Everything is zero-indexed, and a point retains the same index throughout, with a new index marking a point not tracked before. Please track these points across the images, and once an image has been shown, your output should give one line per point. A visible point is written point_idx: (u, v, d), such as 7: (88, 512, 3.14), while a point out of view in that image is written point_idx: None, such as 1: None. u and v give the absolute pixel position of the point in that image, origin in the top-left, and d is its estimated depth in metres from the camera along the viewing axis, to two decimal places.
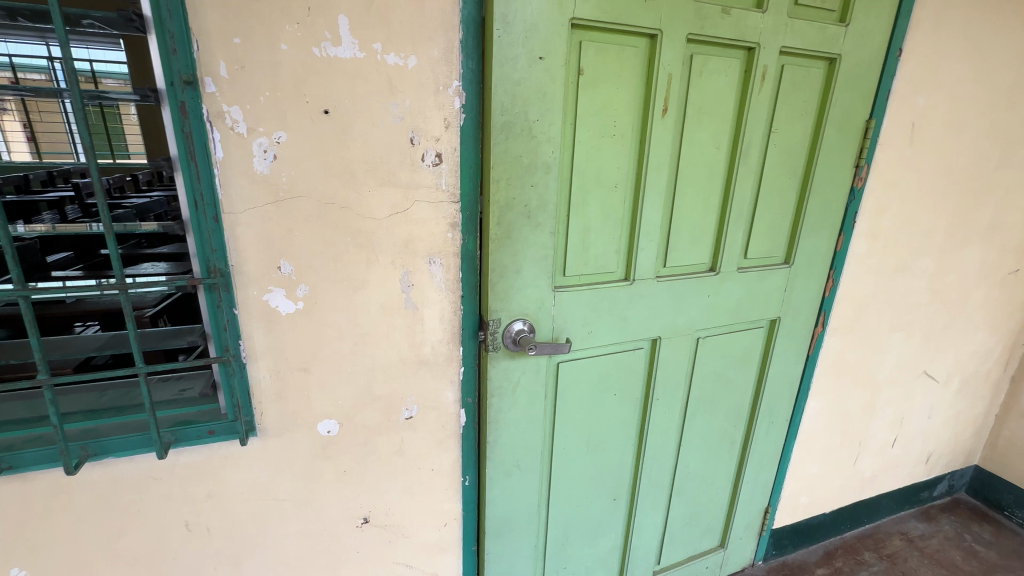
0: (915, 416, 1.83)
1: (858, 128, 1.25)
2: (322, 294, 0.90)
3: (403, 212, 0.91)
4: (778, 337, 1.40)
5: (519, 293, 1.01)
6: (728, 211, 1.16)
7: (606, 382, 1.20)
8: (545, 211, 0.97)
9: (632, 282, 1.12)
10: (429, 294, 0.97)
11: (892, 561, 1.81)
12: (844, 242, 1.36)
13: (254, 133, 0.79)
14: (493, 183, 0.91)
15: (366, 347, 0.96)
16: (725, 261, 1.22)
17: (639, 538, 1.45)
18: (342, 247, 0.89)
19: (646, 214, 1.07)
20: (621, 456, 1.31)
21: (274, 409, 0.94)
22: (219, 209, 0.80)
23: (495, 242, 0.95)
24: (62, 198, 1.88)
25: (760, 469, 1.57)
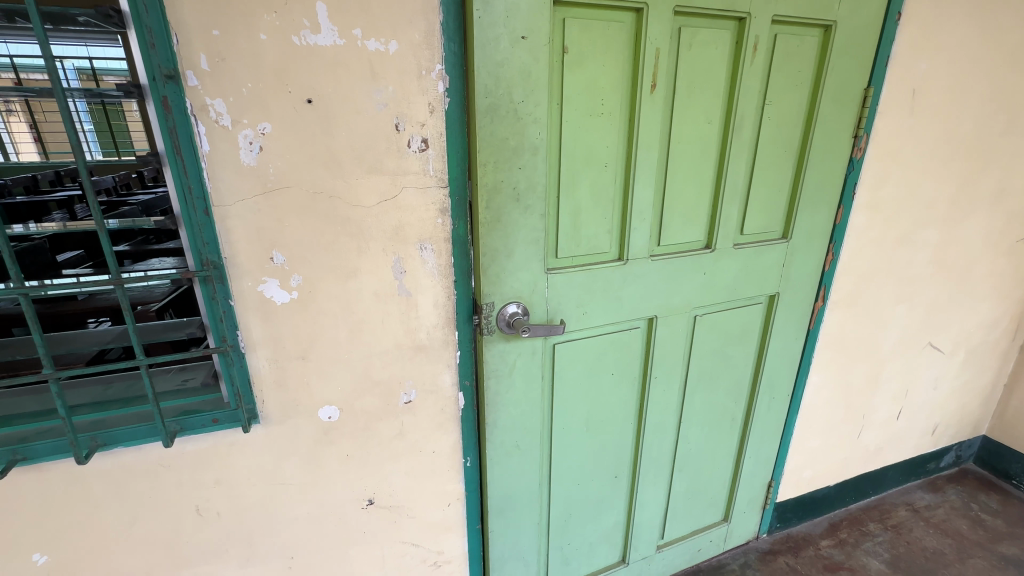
0: (921, 388, 1.82)
1: (856, 97, 1.22)
2: (316, 283, 0.92)
3: (392, 199, 0.91)
4: (777, 312, 1.39)
5: (512, 276, 1.01)
6: (722, 187, 1.15)
7: (604, 361, 1.21)
8: (534, 193, 0.97)
9: (626, 262, 1.11)
10: (421, 280, 0.98)
11: (897, 532, 1.83)
12: (843, 215, 1.34)
13: (238, 125, 0.79)
14: (480, 167, 0.91)
15: (362, 334, 0.98)
16: (721, 237, 1.21)
17: (642, 514, 1.47)
18: (332, 236, 0.90)
19: (638, 194, 1.06)
20: (621, 434, 1.33)
21: (275, 397, 0.96)
22: (209, 202, 0.81)
23: (485, 226, 0.96)
24: (70, 197, 1.91)
25: (763, 443, 1.58)
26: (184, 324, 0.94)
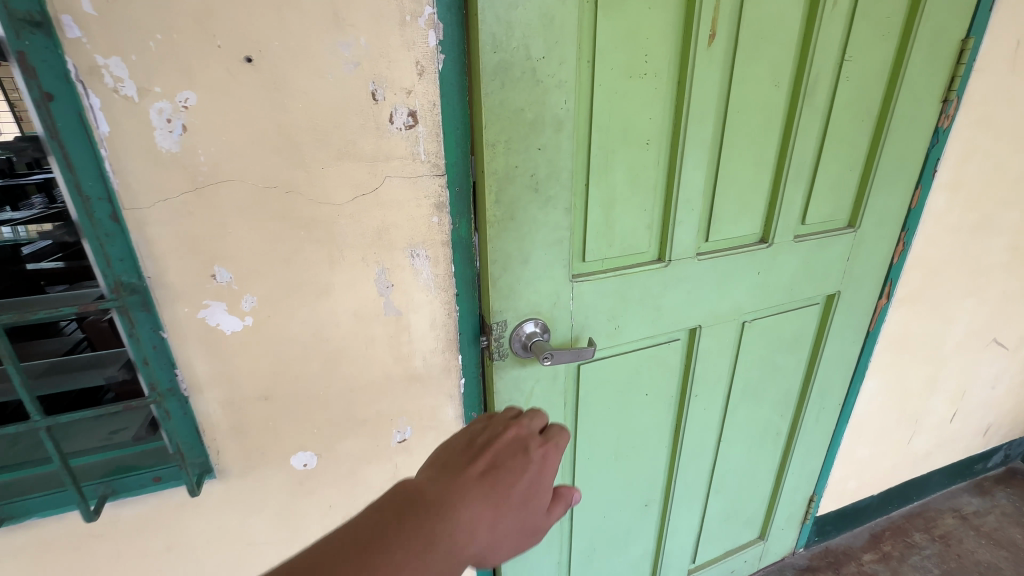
0: (979, 388, 1.63)
1: (950, 51, 0.98)
2: (275, 305, 0.71)
3: (371, 193, 0.69)
4: (836, 313, 1.18)
5: (528, 287, 0.80)
6: (787, 167, 0.92)
7: (637, 381, 1.01)
8: (557, 181, 0.74)
9: (667, 263, 0.90)
10: (414, 295, 0.77)
11: (947, 543, 1.67)
12: (921, 197, 1.12)
13: (149, 96, 0.57)
14: (487, 148, 0.69)
15: (341, 364, 0.77)
16: (781, 229, 0.99)
17: (673, 542, 1.29)
18: (294, 244, 0.68)
19: (686, 179, 0.84)
20: (653, 459, 1.14)
21: (234, 446, 0.77)
22: (117, 205, 0.59)
23: (495, 225, 0.73)
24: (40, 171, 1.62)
25: (808, 457, 1.40)
26: (103, 363, 0.75)
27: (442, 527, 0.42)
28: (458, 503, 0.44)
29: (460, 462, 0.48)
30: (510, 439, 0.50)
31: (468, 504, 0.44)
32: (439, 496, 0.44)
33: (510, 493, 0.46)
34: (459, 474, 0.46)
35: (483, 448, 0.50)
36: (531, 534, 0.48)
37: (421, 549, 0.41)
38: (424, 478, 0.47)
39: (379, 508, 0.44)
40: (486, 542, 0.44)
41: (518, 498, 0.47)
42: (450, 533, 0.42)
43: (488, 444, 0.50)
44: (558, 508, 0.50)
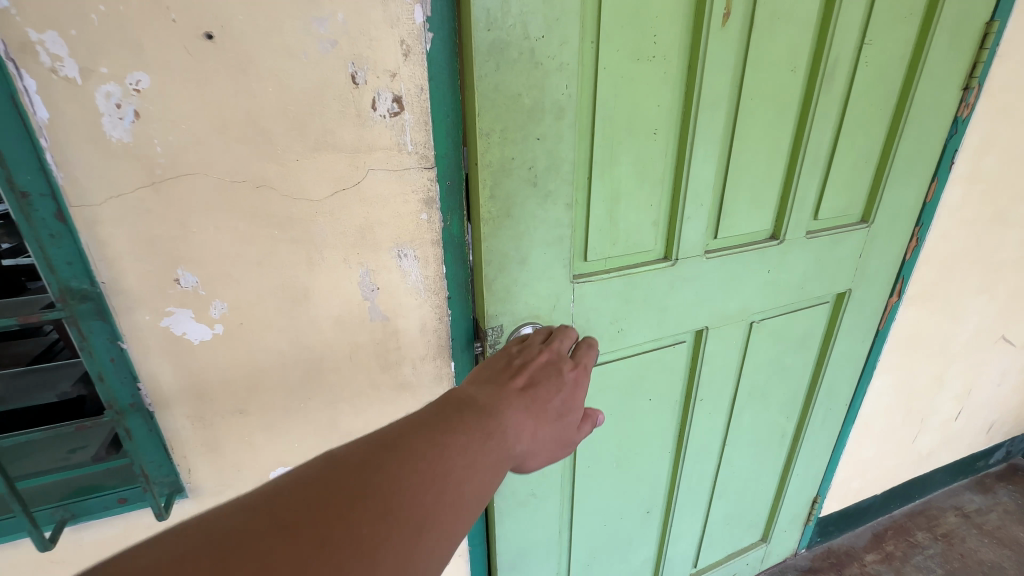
0: (985, 385, 1.59)
1: (973, 35, 0.92)
2: (248, 311, 0.64)
3: (353, 188, 0.62)
4: (847, 312, 1.13)
5: (526, 290, 0.74)
6: (801, 159, 0.87)
7: (640, 385, 0.95)
8: (558, 174, 0.68)
9: (674, 262, 0.84)
10: (402, 299, 0.70)
11: (950, 543, 1.65)
12: (936, 190, 1.06)
13: (94, 78, 0.49)
14: (481, 138, 0.62)
15: (323, 374, 0.71)
16: (793, 225, 0.93)
17: (675, 548, 1.25)
18: (267, 244, 0.62)
19: (696, 171, 0.78)
20: (655, 465, 1.09)
21: (207, 463, 0.71)
22: (62, 202, 0.53)
23: (490, 222, 0.67)
24: None
25: (813, 458, 1.35)
26: (54, 379, 0.77)
27: (503, 423, 0.47)
28: (514, 406, 0.49)
29: (502, 378, 0.53)
30: (546, 361, 0.57)
31: (519, 408, 0.49)
32: (496, 399, 0.49)
33: (553, 403, 0.52)
34: (507, 385, 0.52)
35: (524, 365, 0.56)
36: (562, 443, 0.54)
37: (487, 436, 0.45)
38: (475, 386, 0.51)
39: (439, 405, 0.47)
40: (534, 441, 0.50)
41: (553, 411, 0.53)
42: (509, 428, 0.47)
43: (528, 364, 0.56)
44: (584, 423, 0.58)
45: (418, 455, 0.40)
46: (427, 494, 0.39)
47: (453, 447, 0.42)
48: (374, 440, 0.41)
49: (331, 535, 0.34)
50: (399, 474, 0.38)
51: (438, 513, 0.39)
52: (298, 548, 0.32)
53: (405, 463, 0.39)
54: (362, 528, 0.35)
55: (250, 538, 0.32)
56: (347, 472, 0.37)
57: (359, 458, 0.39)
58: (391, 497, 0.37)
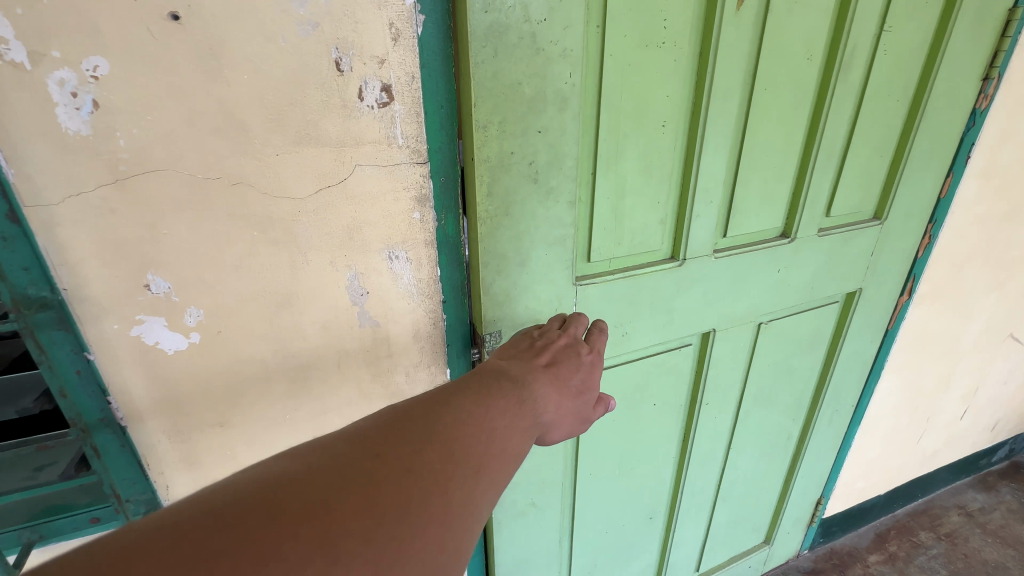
0: (991, 384, 1.56)
1: (995, 22, 0.88)
2: (227, 318, 0.59)
3: (338, 185, 0.58)
4: (857, 312, 1.09)
5: (526, 293, 0.69)
6: (814, 153, 0.82)
7: (644, 390, 0.91)
8: (560, 169, 0.63)
9: (682, 262, 0.80)
10: (393, 304, 0.66)
11: (953, 542, 1.63)
12: (951, 185, 1.02)
13: (45, 64, 0.44)
14: (478, 130, 0.57)
15: (310, 383, 0.67)
16: (804, 222, 0.89)
17: (678, 553, 1.22)
18: (246, 246, 0.57)
19: (706, 166, 0.73)
20: (659, 470, 1.06)
21: (186, 479, 0.66)
22: (15, 202, 0.48)
23: (487, 222, 0.62)
24: None
25: (819, 460, 1.32)
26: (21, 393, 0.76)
27: (534, 392, 0.50)
28: (541, 378, 0.52)
29: (528, 355, 0.56)
30: (566, 342, 0.60)
31: (547, 382, 0.52)
32: (527, 370, 0.52)
33: (575, 379, 0.56)
34: (533, 361, 0.55)
35: (546, 346, 0.59)
36: (582, 418, 0.57)
37: (523, 402, 0.47)
38: (503, 360, 0.54)
39: (477, 373, 0.50)
40: (559, 412, 0.52)
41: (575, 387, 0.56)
42: (539, 397, 0.50)
43: (549, 344, 0.59)
44: (598, 405, 0.60)
45: (468, 409, 0.42)
46: (481, 443, 0.41)
47: (496, 406, 0.45)
48: (426, 398, 0.43)
49: (408, 470, 0.35)
50: (455, 424, 0.40)
51: (492, 460, 0.41)
52: (382, 477, 0.34)
53: (459, 415, 0.41)
54: (432, 466, 0.36)
55: (333, 470, 0.33)
56: (411, 420, 0.39)
57: (419, 408, 0.41)
58: (451, 442, 0.39)
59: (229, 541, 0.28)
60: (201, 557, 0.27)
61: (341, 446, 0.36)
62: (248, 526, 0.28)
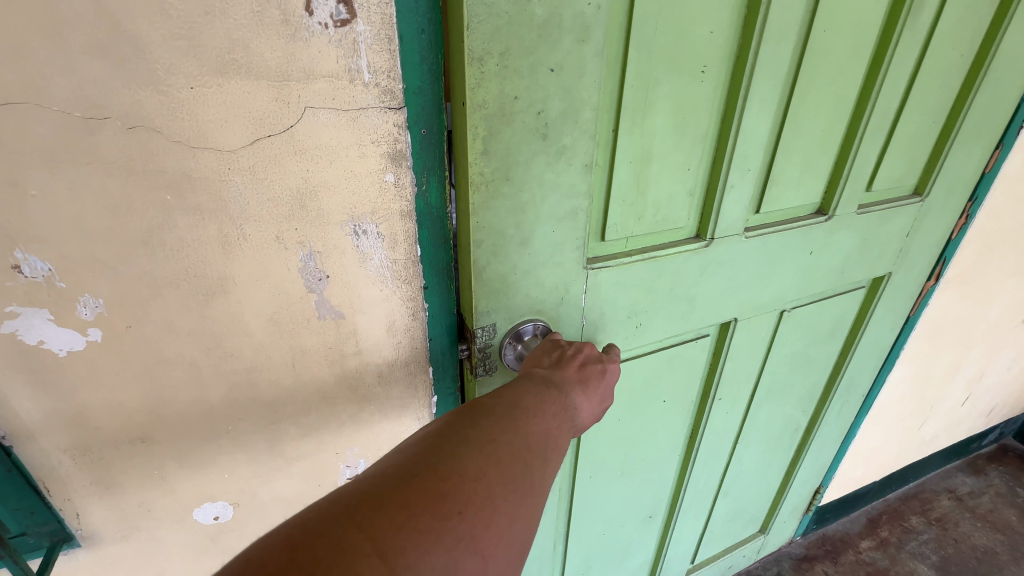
0: (996, 371, 1.51)
1: None
2: (138, 308, 0.45)
3: (282, 135, 0.43)
4: (883, 298, 0.99)
5: (527, 278, 0.56)
6: (867, 116, 0.70)
7: (654, 385, 0.80)
8: (577, 121, 0.49)
9: (708, 242, 0.67)
10: (361, 290, 0.52)
11: (943, 527, 1.61)
12: (998, 159, 0.92)
13: None
14: (472, 63, 0.43)
15: (255, 389, 0.53)
16: (845, 198, 0.77)
17: (674, 549, 1.15)
18: (156, 215, 0.42)
19: (747, 125, 0.60)
20: (663, 468, 0.97)
21: (102, 505, 0.54)
22: None
23: (483, 188, 0.48)
24: None
25: (823, 450, 1.25)
26: None
27: (572, 403, 0.46)
28: (577, 388, 0.47)
29: (565, 358, 0.51)
30: (592, 354, 0.53)
31: (583, 392, 0.48)
32: (564, 378, 0.48)
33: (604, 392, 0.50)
34: (564, 369, 0.49)
35: (579, 347, 0.53)
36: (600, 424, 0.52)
37: (567, 410, 0.44)
38: (536, 368, 0.49)
39: (531, 376, 0.47)
40: (590, 420, 0.48)
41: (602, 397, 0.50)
42: (574, 410, 0.45)
43: (578, 352, 0.53)
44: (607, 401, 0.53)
45: (533, 412, 0.41)
46: (545, 437, 0.40)
47: (549, 411, 0.42)
48: (500, 393, 0.42)
49: (515, 452, 0.37)
50: (531, 420, 0.40)
51: (557, 453, 0.41)
52: (507, 453, 0.36)
53: (531, 411, 0.41)
54: (527, 452, 0.38)
55: (472, 442, 0.35)
56: (502, 410, 0.39)
57: (505, 401, 0.41)
58: (532, 434, 0.39)
59: (442, 485, 0.31)
60: (435, 494, 0.30)
61: (469, 419, 0.37)
62: (446, 479, 0.31)
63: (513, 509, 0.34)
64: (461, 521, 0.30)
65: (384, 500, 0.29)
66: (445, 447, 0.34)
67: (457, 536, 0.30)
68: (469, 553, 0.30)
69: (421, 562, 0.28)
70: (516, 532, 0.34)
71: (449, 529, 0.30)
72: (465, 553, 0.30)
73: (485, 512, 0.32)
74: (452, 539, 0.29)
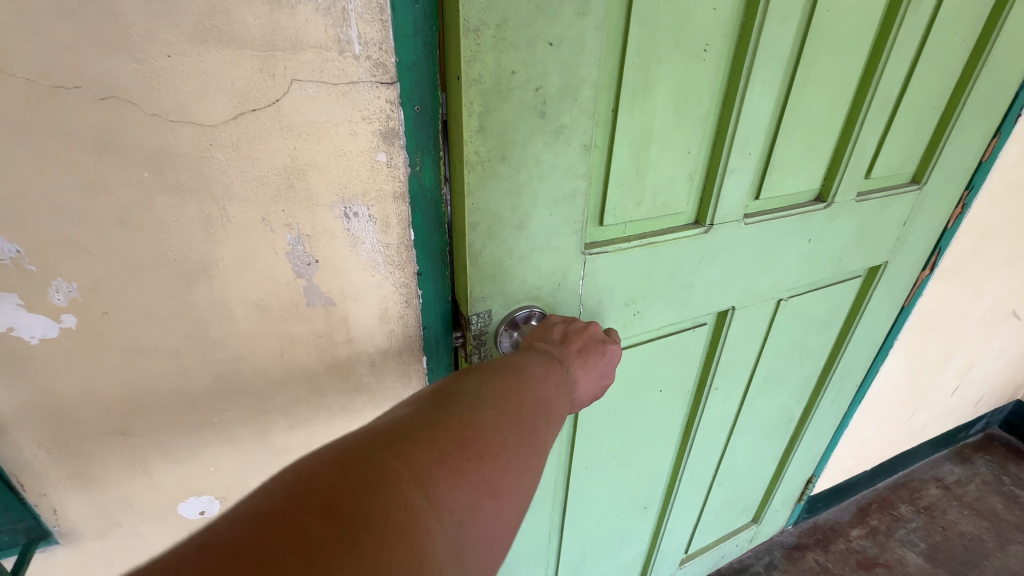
0: (985, 361, 1.53)
1: None
2: (113, 293, 0.43)
3: (267, 109, 0.41)
4: (879, 287, 0.99)
5: (523, 263, 0.54)
6: (868, 100, 0.69)
7: (651, 374, 0.79)
8: (577, 98, 0.48)
9: (708, 229, 0.66)
10: (351, 276, 0.50)
11: (931, 515, 1.63)
12: (994, 148, 0.91)
13: None
14: (468, 34, 0.41)
15: (241, 379, 0.51)
16: (845, 185, 0.76)
17: (669, 539, 1.15)
18: (131, 193, 0.40)
19: (749, 107, 0.59)
20: (659, 458, 0.96)
21: (81, 499, 0.51)
22: None
23: (479, 168, 0.46)
24: None
25: (817, 439, 1.26)
26: None
27: (582, 372, 0.46)
28: (587, 357, 0.48)
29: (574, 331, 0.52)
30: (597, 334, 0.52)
31: (592, 361, 0.48)
32: (569, 350, 0.48)
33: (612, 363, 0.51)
34: (572, 341, 0.50)
35: (581, 324, 0.53)
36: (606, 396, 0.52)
37: (578, 378, 0.45)
38: (537, 342, 0.48)
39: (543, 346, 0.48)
40: (599, 392, 0.49)
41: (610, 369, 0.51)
42: (581, 381, 0.45)
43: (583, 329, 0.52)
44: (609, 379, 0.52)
45: (546, 375, 0.42)
46: (557, 400, 0.41)
47: (560, 376, 0.43)
48: (514, 359, 0.43)
49: (531, 410, 0.38)
50: (544, 383, 0.41)
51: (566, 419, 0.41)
52: (523, 409, 0.37)
53: (544, 374, 0.42)
54: (540, 411, 0.38)
55: (491, 396, 0.36)
56: (517, 372, 0.41)
57: (520, 365, 0.42)
58: (544, 397, 0.40)
59: (466, 429, 0.32)
60: (461, 436, 0.31)
61: (487, 378, 0.39)
62: (469, 424, 0.32)
63: (524, 462, 0.34)
64: (483, 463, 0.31)
65: (413, 436, 0.30)
66: (466, 398, 0.35)
67: (480, 476, 0.31)
68: (491, 494, 0.31)
69: (448, 494, 0.29)
70: (531, 485, 0.34)
71: (471, 468, 0.30)
72: (485, 494, 0.31)
73: (504, 458, 0.33)
74: (475, 477, 0.30)
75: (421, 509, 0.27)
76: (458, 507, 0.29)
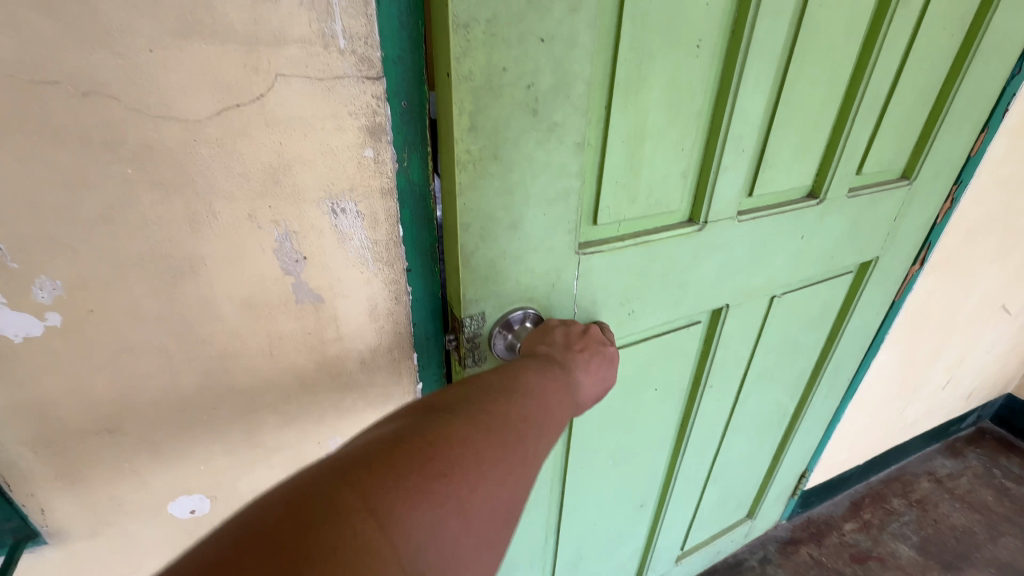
0: (976, 355, 1.54)
1: None
2: (100, 291, 0.43)
3: (253, 105, 0.40)
4: (871, 282, 0.99)
5: (515, 262, 0.54)
6: (859, 96, 0.69)
7: (645, 372, 0.79)
8: (569, 96, 0.47)
9: (702, 226, 0.66)
10: (341, 273, 0.50)
11: (924, 508, 1.65)
12: (984, 143, 0.92)
13: None
14: (458, 30, 0.40)
15: (232, 377, 0.51)
16: (836, 180, 0.76)
17: (665, 536, 1.15)
18: (116, 190, 0.39)
19: (741, 104, 0.59)
20: (654, 456, 0.96)
21: (70, 499, 0.51)
22: None
23: (470, 167, 0.46)
24: None
25: (810, 435, 1.27)
26: None
27: (575, 379, 0.46)
28: (581, 362, 0.48)
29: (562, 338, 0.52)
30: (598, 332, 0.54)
31: (575, 368, 0.47)
32: (570, 352, 0.50)
33: (604, 366, 0.50)
34: (570, 342, 0.51)
35: (581, 328, 0.54)
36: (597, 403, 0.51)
37: (563, 387, 0.44)
38: (540, 345, 0.51)
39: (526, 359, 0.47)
40: (590, 398, 0.48)
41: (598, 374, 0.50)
42: (577, 385, 0.46)
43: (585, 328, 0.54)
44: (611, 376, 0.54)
45: (526, 387, 0.41)
46: (538, 409, 0.40)
47: (549, 386, 0.43)
48: (493, 373, 0.43)
49: (506, 425, 0.37)
50: (523, 396, 0.40)
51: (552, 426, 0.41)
52: (496, 424, 0.36)
53: (524, 387, 0.41)
54: (518, 423, 0.38)
55: (462, 414, 0.35)
56: (492, 388, 0.40)
57: (497, 380, 0.41)
58: (524, 409, 0.39)
59: (429, 449, 0.31)
60: (423, 457, 0.31)
61: (461, 396, 0.38)
62: (433, 442, 0.32)
63: (498, 479, 0.33)
64: (448, 482, 0.30)
65: (372, 460, 0.29)
66: (435, 418, 0.34)
67: (444, 496, 0.30)
68: (456, 513, 0.30)
69: (407, 519, 0.28)
70: (503, 499, 0.34)
71: (435, 489, 0.30)
72: (449, 512, 0.30)
73: (472, 475, 0.32)
74: (438, 498, 0.29)
75: (377, 539, 0.26)
76: (418, 530, 0.28)
